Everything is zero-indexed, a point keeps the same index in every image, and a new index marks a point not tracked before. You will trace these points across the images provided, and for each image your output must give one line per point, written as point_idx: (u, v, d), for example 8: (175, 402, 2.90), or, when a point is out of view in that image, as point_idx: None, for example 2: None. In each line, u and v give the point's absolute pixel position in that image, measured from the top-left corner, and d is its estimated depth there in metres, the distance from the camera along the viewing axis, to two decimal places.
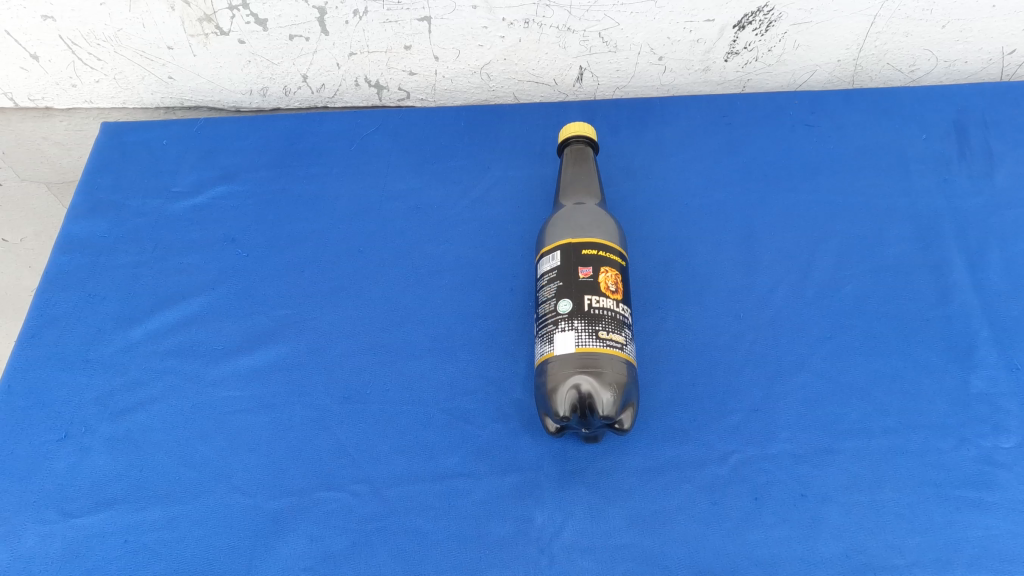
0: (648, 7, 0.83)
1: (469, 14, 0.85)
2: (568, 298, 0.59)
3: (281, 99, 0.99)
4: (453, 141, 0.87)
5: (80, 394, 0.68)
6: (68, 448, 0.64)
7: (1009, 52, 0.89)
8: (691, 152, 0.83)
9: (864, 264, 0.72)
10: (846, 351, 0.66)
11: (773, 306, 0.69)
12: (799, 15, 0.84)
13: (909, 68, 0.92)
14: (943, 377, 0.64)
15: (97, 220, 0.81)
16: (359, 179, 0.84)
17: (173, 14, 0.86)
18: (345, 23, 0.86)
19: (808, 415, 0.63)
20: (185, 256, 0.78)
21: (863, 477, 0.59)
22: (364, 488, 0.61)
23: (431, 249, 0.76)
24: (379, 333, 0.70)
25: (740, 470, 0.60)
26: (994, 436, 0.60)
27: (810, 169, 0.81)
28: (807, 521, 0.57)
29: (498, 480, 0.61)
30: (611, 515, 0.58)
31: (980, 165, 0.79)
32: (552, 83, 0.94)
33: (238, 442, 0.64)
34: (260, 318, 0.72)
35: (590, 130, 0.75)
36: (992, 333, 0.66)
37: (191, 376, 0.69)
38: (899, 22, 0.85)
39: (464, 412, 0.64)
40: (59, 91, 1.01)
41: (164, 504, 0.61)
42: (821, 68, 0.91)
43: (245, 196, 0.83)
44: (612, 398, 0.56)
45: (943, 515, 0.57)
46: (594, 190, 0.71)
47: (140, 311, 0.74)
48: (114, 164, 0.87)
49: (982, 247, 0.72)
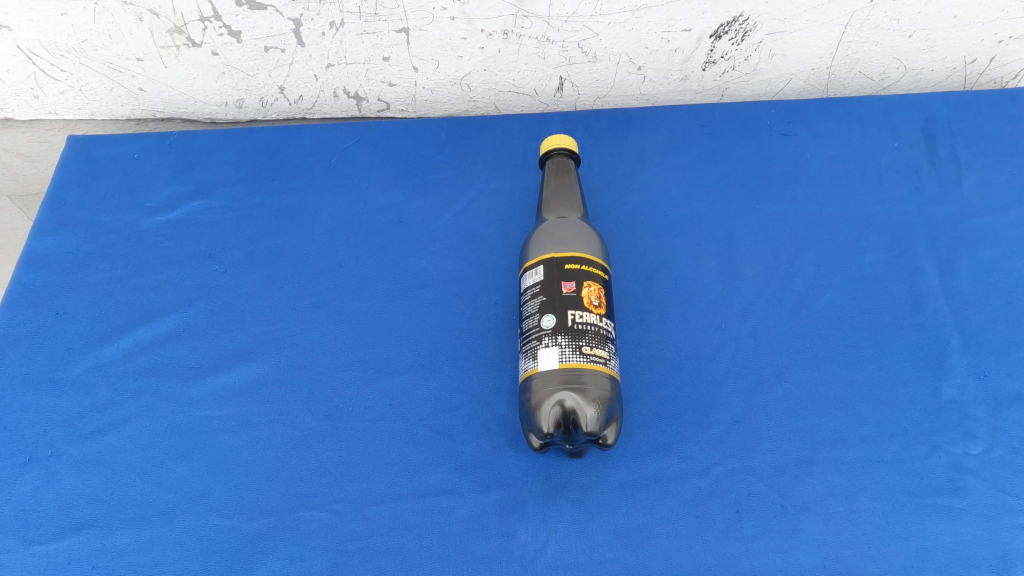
0: (626, 17, 0.84)
1: (446, 25, 0.84)
2: (551, 313, 0.59)
3: (258, 110, 0.97)
4: (434, 153, 0.87)
5: (47, 417, 0.66)
6: (34, 473, 0.62)
7: (972, 61, 0.91)
8: (671, 163, 0.84)
9: (840, 274, 0.73)
10: (824, 361, 0.67)
11: (753, 317, 0.70)
12: (774, 25, 0.85)
13: (879, 77, 0.93)
14: (916, 385, 0.65)
15: (65, 236, 0.79)
16: (339, 191, 0.83)
17: (140, 25, 0.85)
18: (321, 34, 0.85)
19: (787, 426, 0.63)
20: (158, 272, 0.76)
21: (839, 487, 0.60)
22: (346, 508, 0.60)
23: (413, 262, 0.76)
24: (360, 349, 0.69)
25: (722, 482, 0.60)
26: (965, 443, 0.62)
27: (787, 180, 0.82)
28: (786, 532, 0.58)
29: (482, 497, 0.60)
30: (595, 531, 0.58)
31: (949, 174, 0.81)
32: (533, 93, 0.94)
33: (215, 462, 0.63)
34: (238, 335, 0.71)
35: (572, 142, 0.75)
36: (962, 341, 0.68)
37: (166, 397, 0.67)
38: (869, 32, 0.87)
39: (448, 428, 0.64)
40: (20, 103, 0.98)
41: (136, 528, 0.60)
42: (796, 77, 0.93)
43: (221, 210, 0.82)
44: (596, 414, 0.56)
45: (916, 522, 0.58)
46: (576, 203, 0.71)
47: (111, 329, 0.72)
48: (83, 177, 0.85)
49: (951, 256, 0.74)
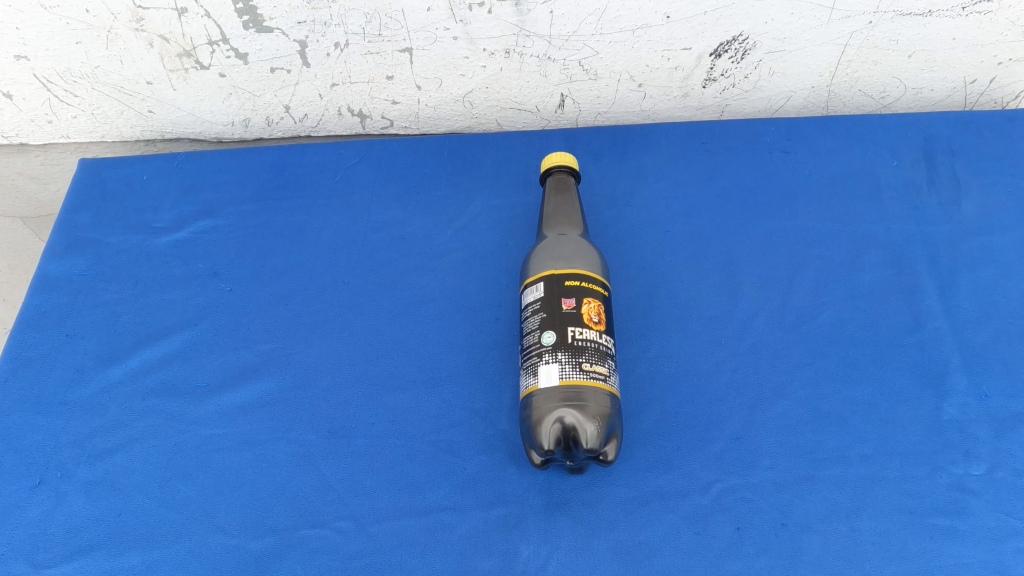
0: (626, 37, 0.85)
1: (449, 45, 0.86)
2: (552, 330, 0.59)
3: (264, 128, 0.99)
4: (438, 170, 0.88)
5: (56, 438, 0.67)
6: (43, 495, 0.63)
7: (971, 81, 0.92)
8: (671, 180, 0.85)
9: (841, 290, 0.74)
10: (825, 378, 0.67)
11: (753, 333, 0.71)
12: (773, 44, 0.86)
13: (879, 95, 0.94)
14: (917, 404, 0.65)
15: (76, 258, 0.80)
16: (343, 209, 0.84)
17: (151, 50, 0.86)
18: (326, 55, 0.87)
19: (788, 443, 0.63)
20: (166, 292, 0.77)
21: (841, 505, 0.60)
22: (349, 525, 0.60)
23: (416, 279, 0.77)
24: (364, 366, 0.70)
25: (723, 499, 0.61)
26: (966, 463, 0.62)
27: (787, 196, 0.83)
28: (788, 550, 0.58)
29: (483, 513, 0.60)
30: (596, 548, 0.58)
31: (948, 192, 0.81)
32: (534, 109, 0.95)
33: (221, 481, 0.64)
34: (243, 353, 0.72)
35: (572, 159, 0.76)
36: (963, 359, 0.68)
37: (173, 416, 0.68)
38: (868, 52, 0.87)
39: (450, 444, 0.64)
40: (34, 128, 1.00)
41: (143, 548, 0.60)
42: (796, 94, 0.94)
43: (227, 229, 0.83)
44: (596, 430, 0.57)
45: (919, 543, 0.58)
46: (576, 220, 0.72)
47: (119, 349, 0.73)
48: (94, 199, 0.86)
49: (951, 274, 0.74)
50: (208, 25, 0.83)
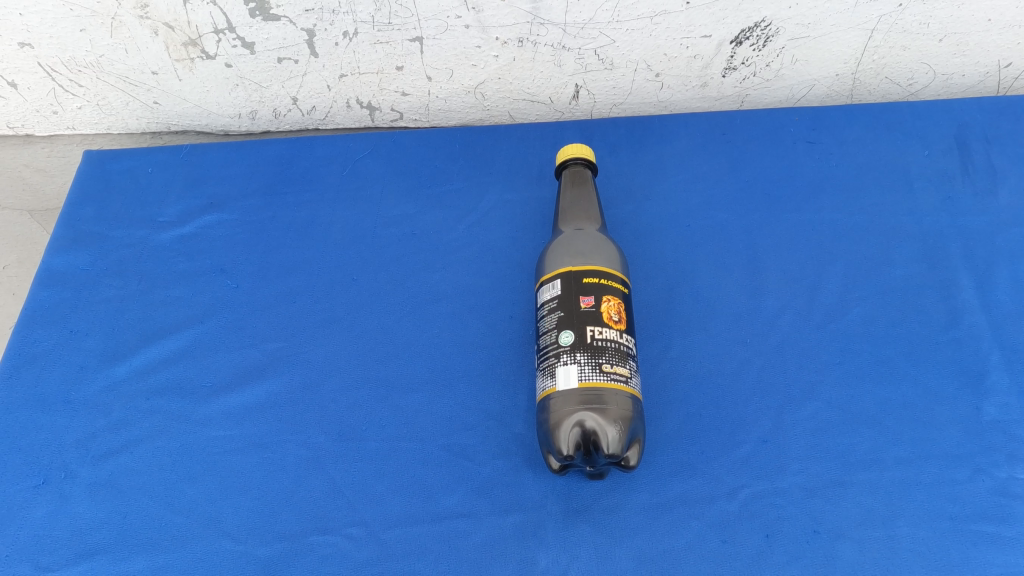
0: (644, 24, 0.82)
1: (461, 33, 0.83)
2: (570, 329, 0.56)
3: (271, 121, 0.97)
4: (449, 163, 0.85)
5: (59, 438, 0.65)
6: (46, 496, 0.61)
7: (1005, 65, 0.88)
8: (691, 173, 0.82)
9: (872, 286, 0.70)
10: (856, 378, 0.64)
11: (779, 331, 0.67)
12: (797, 30, 0.82)
13: (907, 82, 0.90)
14: (955, 403, 0.62)
15: (80, 253, 0.79)
16: (352, 204, 0.82)
17: (156, 39, 0.84)
18: (334, 44, 0.84)
19: (819, 447, 0.60)
20: (171, 288, 0.76)
21: (876, 511, 0.57)
22: (361, 532, 0.58)
23: (427, 276, 0.74)
24: (373, 366, 0.68)
25: (751, 505, 0.58)
26: (1010, 466, 0.58)
27: (812, 189, 0.79)
28: (821, 559, 0.55)
29: (500, 520, 0.58)
30: (617, 556, 0.56)
31: (984, 181, 0.78)
32: (548, 101, 0.92)
33: (228, 484, 0.62)
34: (250, 352, 0.70)
35: (589, 151, 0.73)
36: (1003, 357, 0.65)
37: (178, 416, 0.66)
38: (897, 37, 0.84)
39: (464, 448, 0.62)
40: (39, 118, 0.98)
41: (148, 553, 0.58)
42: (820, 83, 0.90)
43: (233, 225, 0.81)
44: (618, 435, 0.54)
45: (961, 551, 0.54)
46: (593, 213, 0.69)
47: (124, 347, 0.71)
48: (98, 194, 0.84)
49: (988, 268, 0.71)
50: (213, 13, 0.81)
